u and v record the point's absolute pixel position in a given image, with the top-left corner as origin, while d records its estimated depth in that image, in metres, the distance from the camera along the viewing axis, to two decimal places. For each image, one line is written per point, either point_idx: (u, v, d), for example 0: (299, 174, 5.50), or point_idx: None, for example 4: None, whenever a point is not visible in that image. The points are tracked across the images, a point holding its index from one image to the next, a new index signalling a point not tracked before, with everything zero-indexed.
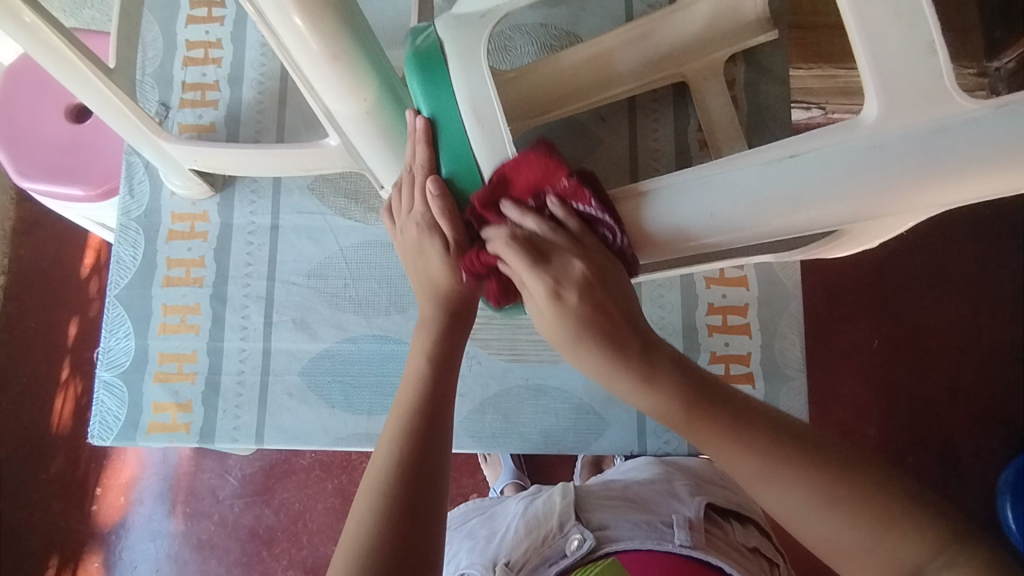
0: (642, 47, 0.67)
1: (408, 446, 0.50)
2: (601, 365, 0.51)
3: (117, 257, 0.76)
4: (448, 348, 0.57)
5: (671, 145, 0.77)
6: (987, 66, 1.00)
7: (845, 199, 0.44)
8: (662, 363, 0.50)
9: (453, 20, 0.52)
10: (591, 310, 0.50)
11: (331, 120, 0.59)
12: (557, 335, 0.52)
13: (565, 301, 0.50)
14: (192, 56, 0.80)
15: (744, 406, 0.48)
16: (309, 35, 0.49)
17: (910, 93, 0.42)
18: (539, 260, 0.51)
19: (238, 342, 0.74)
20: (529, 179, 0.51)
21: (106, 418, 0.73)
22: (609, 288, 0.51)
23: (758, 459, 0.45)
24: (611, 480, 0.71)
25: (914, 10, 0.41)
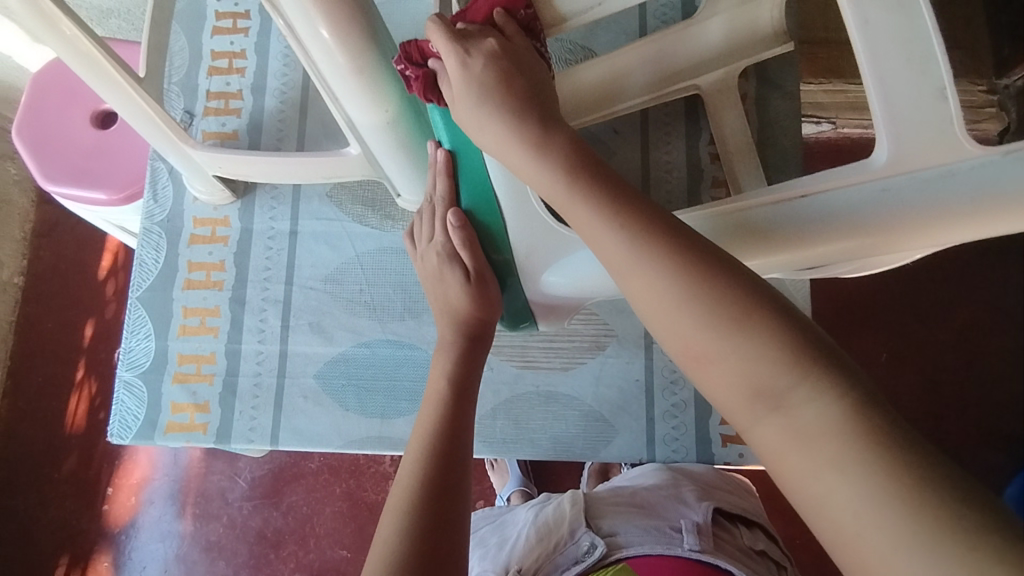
0: (656, 65, 0.69)
1: (433, 454, 0.52)
2: (497, 135, 0.48)
3: (140, 260, 0.78)
4: (466, 364, 0.59)
5: (683, 158, 0.79)
6: (997, 83, 1.01)
7: (854, 238, 0.45)
8: (556, 155, 0.46)
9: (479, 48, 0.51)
10: (497, 81, 0.48)
11: (354, 130, 0.61)
12: (460, 103, 0.49)
13: (473, 65, 0.47)
14: (217, 66, 0.82)
15: (636, 199, 0.44)
16: (336, 47, 0.51)
17: (918, 137, 0.43)
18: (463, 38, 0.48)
19: (255, 344, 0.76)
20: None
21: (126, 417, 0.74)
22: (525, 80, 0.49)
23: (631, 242, 0.41)
24: (618, 487, 0.71)
25: (926, 54, 0.43)
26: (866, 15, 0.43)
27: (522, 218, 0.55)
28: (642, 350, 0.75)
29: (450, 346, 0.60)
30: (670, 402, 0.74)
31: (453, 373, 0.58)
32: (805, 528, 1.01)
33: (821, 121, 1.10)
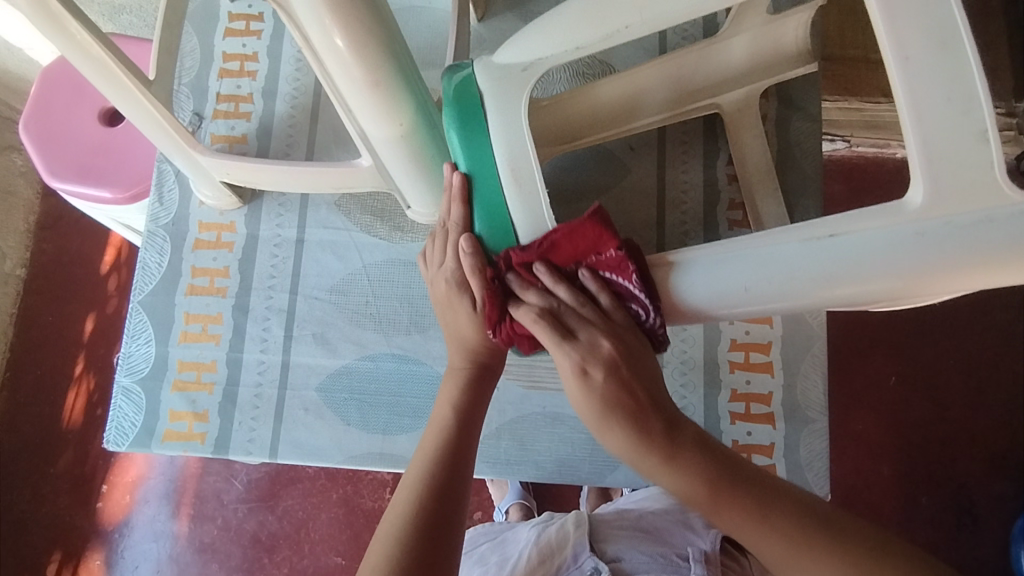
0: (675, 82, 0.67)
1: (431, 484, 0.51)
2: (624, 441, 0.50)
3: (143, 263, 0.76)
4: (473, 392, 0.57)
5: (700, 178, 0.77)
6: (1015, 107, 0.97)
7: (875, 283, 0.45)
8: (683, 448, 0.49)
9: (494, 69, 0.53)
10: (618, 390, 0.51)
11: (366, 142, 0.59)
12: (583, 412, 0.52)
13: (590, 385, 0.51)
14: (228, 68, 0.81)
15: (759, 486, 0.49)
16: (351, 59, 0.49)
17: (956, 181, 0.42)
18: (569, 333, 0.52)
19: (257, 354, 0.74)
20: (579, 246, 0.52)
21: (123, 424, 0.73)
22: (634, 366, 0.52)
23: (785, 546, 0.46)
24: (625, 509, 0.70)
25: (969, 97, 0.41)
26: (905, 50, 0.42)
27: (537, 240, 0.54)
28: None
29: (459, 378, 0.58)
30: None
31: (459, 399, 0.57)
32: None
33: (835, 139, 1.10)
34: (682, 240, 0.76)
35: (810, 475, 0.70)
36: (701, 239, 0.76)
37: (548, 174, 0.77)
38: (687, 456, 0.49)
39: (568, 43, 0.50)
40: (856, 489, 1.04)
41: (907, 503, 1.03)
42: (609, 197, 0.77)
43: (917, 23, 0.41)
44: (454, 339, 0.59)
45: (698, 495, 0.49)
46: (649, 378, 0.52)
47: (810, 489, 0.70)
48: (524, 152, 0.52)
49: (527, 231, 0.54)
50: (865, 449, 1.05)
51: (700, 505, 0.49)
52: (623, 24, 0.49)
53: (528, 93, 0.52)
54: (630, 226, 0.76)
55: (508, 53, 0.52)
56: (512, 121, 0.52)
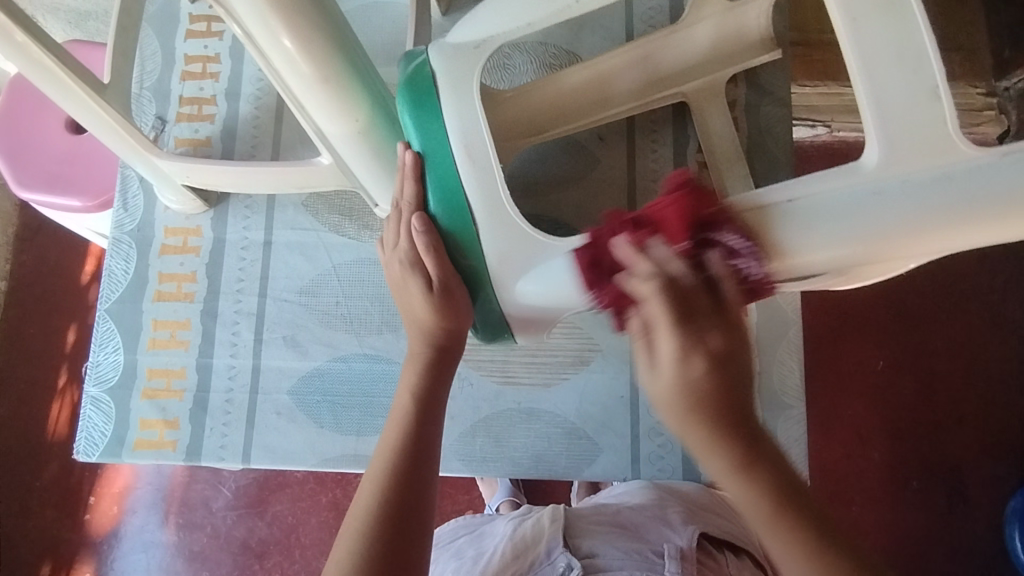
0: (642, 69, 0.66)
1: (395, 469, 0.50)
2: (698, 431, 0.43)
3: (109, 270, 0.75)
4: (433, 380, 0.56)
5: (670, 166, 0.76)
6: (995, 86, 0.99)
7: (835, 249, 0.43)
8: (728, 443, 0.43)
9: (448, 48, 0.53)
10: (718, 383, 0.43)
11: (323, 140, 0.58)
12: (668, 406, 0.44)
13: (662, 377, 0.44)
14: (190, 70, 0.79)
15: (794, 486, 0.44)
16: (299, 56, 0.49)
17: (913, 139, 0.42)
18: (682, 314, 0.44)
19: (227, 358, 0.73)
20: (684, 221, 0.45)
21: (93, 434, 0.72)
22: (736, 365, 0.44)
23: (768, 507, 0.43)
24: (603, 504, 0.68)
25: (918, 58, 0.42)
26: (854, 16, 0.43)
27: (495, 222, 0.51)
28: (627, 365, 0.72)
29: (417, 363, 0.57)
30: (656, 419, 0.71)
31: (419, 386, 0.56)
32: None
33: (816, 125, 1.08)
34: None
35: (788, 462, 0.69)
36: None
37: (518, 167, 0.76)
38: (733, 444, 0.43)
39: (522, 18, 0.51)
40: (845, 474, 1.04)
41: (897, 487, 1.03)
42: (579, 188, 0.76)
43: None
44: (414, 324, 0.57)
45: (719, 471, 0.44)
46: (739, 383, 0.44)
47: (789, 475, 0.69)
48: (479, 132, 0.51)
49: (488, 224, 0.52)
50: (854, 434, 1.05)
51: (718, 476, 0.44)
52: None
53: (480, 68, 0.51)
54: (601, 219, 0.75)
55: (461, 34, 0.53)
56: (464, 100, 0.51)
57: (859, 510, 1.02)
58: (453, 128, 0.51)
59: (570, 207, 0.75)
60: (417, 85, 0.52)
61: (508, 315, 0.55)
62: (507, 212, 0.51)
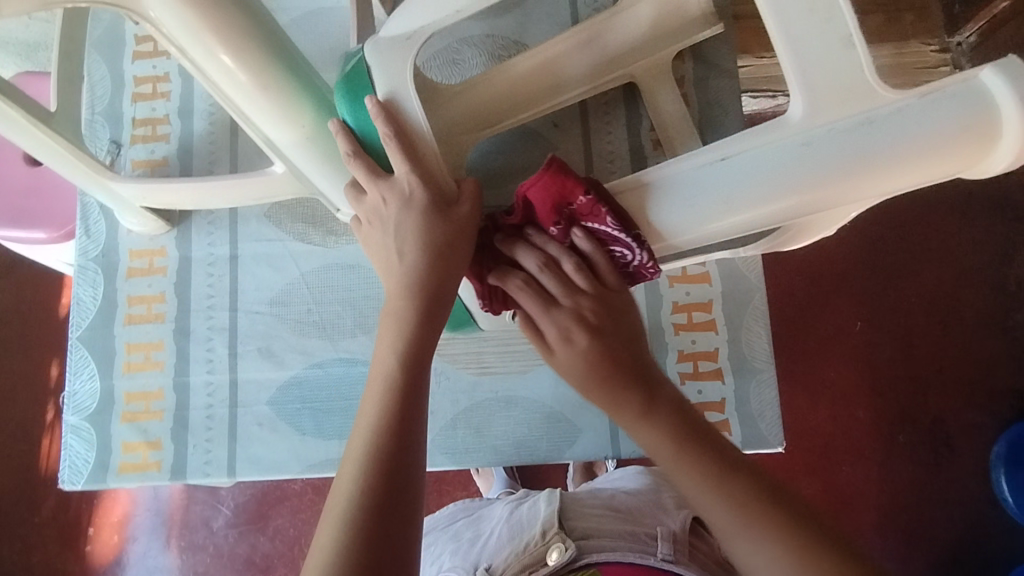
0: (590, 51, 0.67)
1: (383, 435, 0.48)
2: (605, 394, 0.54)
3: (78, 298, 0.75)
4: (421, 335, 0.54)
5: (625, 146, 0.77)
6: (948, 42, 1.01)
7: (772, 203, 0.46)
8: (629, 393, 0.53)
9: (377, 43, 0.53)
10: (599, 351, 0.54)
11: (275, 150, 0.58)
12: (564, 372, 0.56)
13: (557, 355, 0.56)
14: (140, 92, 0.79)
15: (694, 432, 0.52)
16: (236, 67, 0.49)
17: (834, 90, 0.43)
18: (549, 301, 0.54)
19: (204, 375, 0.73)
20: (541, 196, 0.50)
21: (76, 462, 0.73)
22: (607, 333, 0.55)
23: (670, 441, 0.51)
24: (598, 489, 0.70)
25: (830, 8, 0.42)
26: None
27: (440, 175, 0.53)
28: None
29: (400, 323, 0.54)
30: None
31: (406, 349, 0.53)
32: None
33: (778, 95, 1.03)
34: None
35: (763, 425, 0.71)
36: None
37: (475, 160, 0.76)
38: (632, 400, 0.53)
39: (450, 5, 0.51)
40: (832, 434, 1.05)
41: (885, 443, 1.05)
42: (539, 175, 0.76)
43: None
44: (404, 270, 0.54)
45: (626, 421, 0.54)
46: (619, 351, 0.55)
47: (765, 437, 0.71)
48: (402, 82, 0.52)
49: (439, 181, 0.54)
50: (839, 395, 1.06)
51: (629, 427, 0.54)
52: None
53: (412, 59, 0.52)
54: None
55: (393, 25, 0.53)
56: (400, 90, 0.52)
57: (851, 469, 1.04)
58: (377, 81, 0.53)
59: None
60: (354, 74, 0.55)
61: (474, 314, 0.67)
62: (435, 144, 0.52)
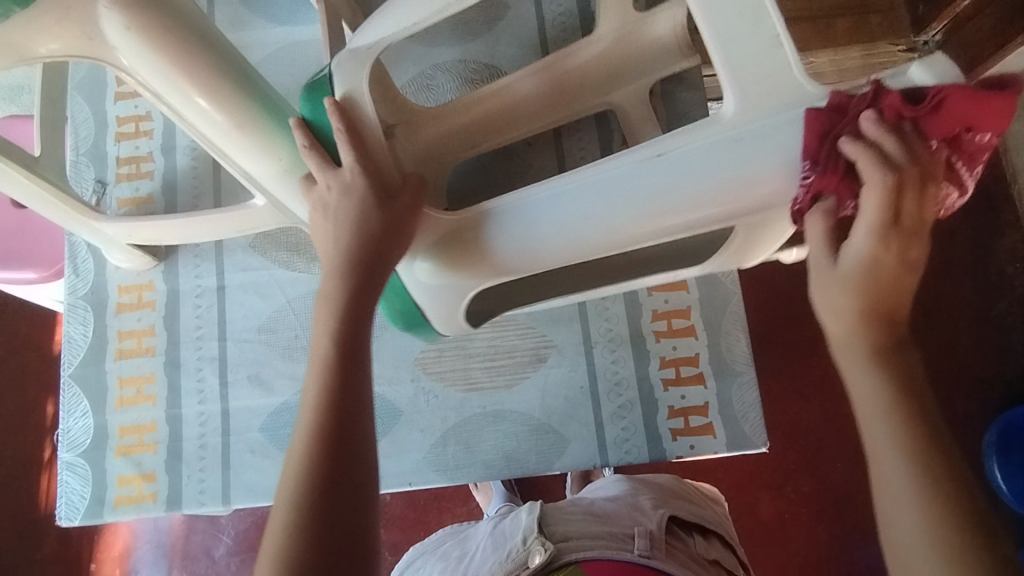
0: (546, 68, 0.67)
1: (326, 409, 0.46)
2: (850, 307, 0.41)
3: (69, 336, 0.77)
4: (351, 315, 0.51)
5: (598, 160, 0.77)
6: (915, 41, 0.95)
7: (702, 199, 0.47)
8: (877, 321, 0.41)
9: (345, 55, 0.55)
10: (897, 266, 0.41)
11: (254, 183, 0.60)
12: (831, 281, 0.42)
13: (845, 265, 0.42)
14: (123, 131, 0.81)
15: (922, 385, 0.40)
16: (212, 108, 0.51)
17: (763, 91, 0.44)
18: (896, 217, 0.41)
19: (196, 406, 0.75)
20: (961, 115, 0.41)
21: (73, 498, 0.74)
22: (905, 244, 0.41)
23: (884, 372, 0.40)
24: (579, 498, 0.70)
25: (757, 7, 0.42)
26: None
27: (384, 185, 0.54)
28: (583, 356, 0.75)
29: (336, 298, 0.51)
30: (617, 404, 0.74)
31: (342, 324, 0.50)
32: (790, 502, 0.97)
33: None
34: None
35: (746, 425, 0.72)
36: None
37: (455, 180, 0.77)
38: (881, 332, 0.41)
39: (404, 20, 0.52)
40: None
41: None
42: None
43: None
44: (343, 250, 0.53)
45: (848, 348, 0.42)
46: (904, 289, 0.42)
47: (749, 438, 0.72)
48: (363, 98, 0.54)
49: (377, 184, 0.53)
50: None
51: (843, 353, 0.42)
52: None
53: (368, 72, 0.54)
54: None
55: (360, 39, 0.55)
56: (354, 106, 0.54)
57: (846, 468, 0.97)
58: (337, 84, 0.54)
59: None
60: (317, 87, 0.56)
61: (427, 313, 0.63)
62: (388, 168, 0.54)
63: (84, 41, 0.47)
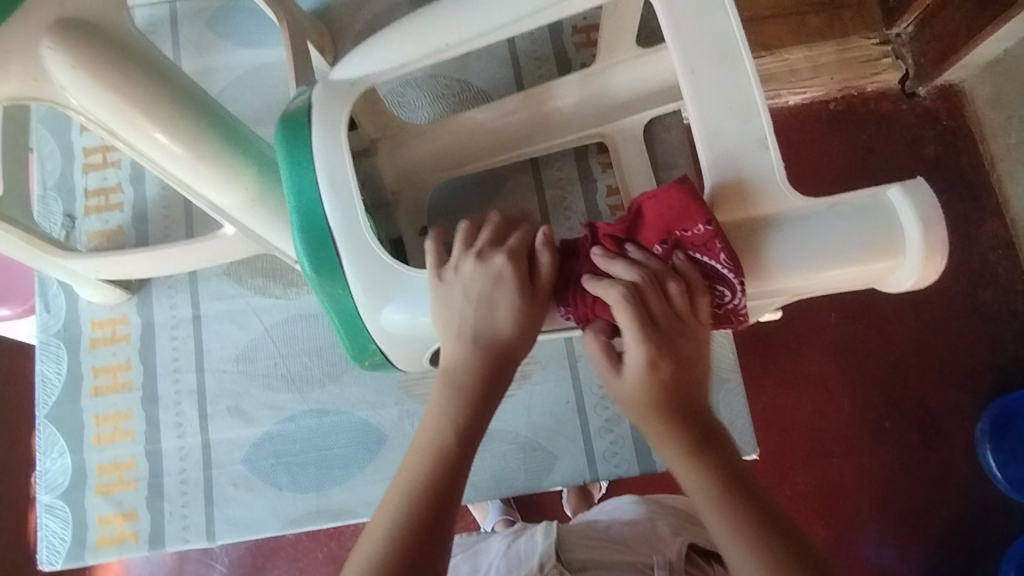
0: (526, 112, 0.68)
1: (421, 496, 0.44)
2: (659, 417, 0.45)
3: (42, 376, 0.75)
4: (475, 406, 0.48)
5: (574, 171, 0.77)
6: (887, 34, 0.92)
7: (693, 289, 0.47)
8: (680, 427, 0.45)
9: (325, 87, 0.55)
10: (658, 363, 0.45)
11: (223, 215, 0.58)
12: (633, 400, 0.46)
13: (627, 379, 0.46)
14: (90, 162, 0.80)
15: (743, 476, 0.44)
16: (173, 143, 0.51)
17: (741, 178, 0.46)
18: (649, 322, 0.45)
19: (175, 440, 0.73)
20: (660, 214, 0.46)
21: (52, 541, 0.72)
22: (668, 344, 0.45)
23: (707, 476, 0.43)
24: (594, 521, 0.64)
25: (749, 109, 0.47)
26: (692, 66, 0.47)
27: (359, 253, 0.52)
28: (568, 370, 0.74)
29: (459, 382, 0.48)
30: (604, 418, 0.73)
31: (461, 413, 0.47)
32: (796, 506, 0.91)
33: None
34: (571, 235, 0.75)
35: (736, 433, 0.72)
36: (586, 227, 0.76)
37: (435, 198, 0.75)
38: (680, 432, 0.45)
39: (392, 60, 0.53)
40: None
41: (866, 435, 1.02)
42: (492, 210, 0.76)
43: (701, 41, 0.48)
44: (475, 331, 0.49)
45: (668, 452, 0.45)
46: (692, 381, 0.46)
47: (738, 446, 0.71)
48: (343, 167, 0.52)
49: (351, 248, 0.52)
50: None
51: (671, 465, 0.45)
52: (444, 42, 0.52)
53: (350, 106, 0.54)
54: None
55: (344, 70, 0.55)
56: (333, 150, 0.52)
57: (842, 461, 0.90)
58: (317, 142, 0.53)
59: None
60: (294, 122, 0.54)
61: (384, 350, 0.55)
62: (364, 234, 0.52)
63: (32, 83, 0.48)
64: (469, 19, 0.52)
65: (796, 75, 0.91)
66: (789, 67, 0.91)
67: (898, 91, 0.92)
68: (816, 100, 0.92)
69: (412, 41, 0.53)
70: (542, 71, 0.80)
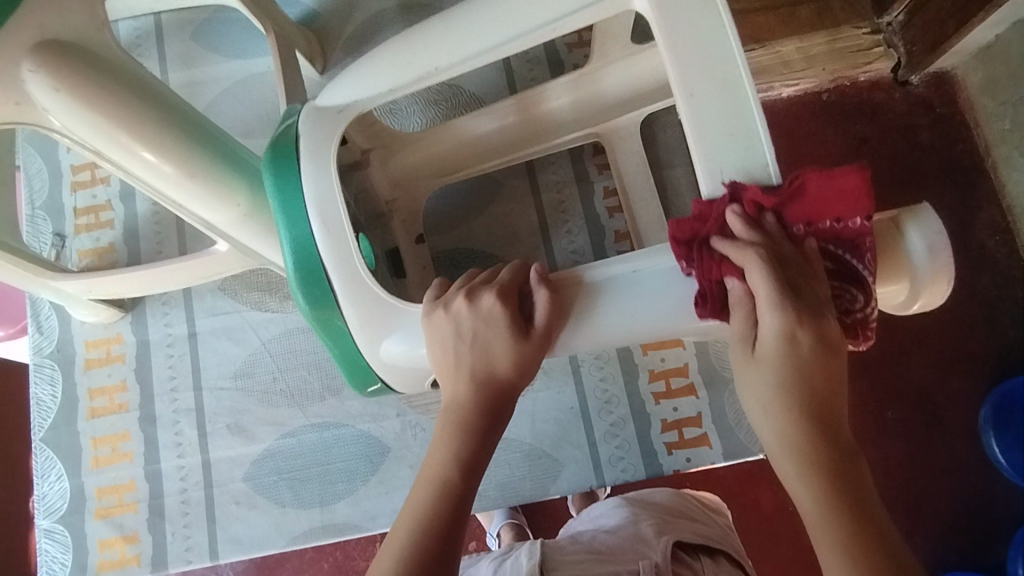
0: (517, 117, 0.67)
1: (430, 531, 0.43)
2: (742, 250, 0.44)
3: (37, 399, 0.74)
4: (478, 438, 0.47)
5: (570, 173, 0.75)
6: (878, 23, 0.88)
7: (685, 321, 0.47)
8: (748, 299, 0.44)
9: (313, 112, 0.54)
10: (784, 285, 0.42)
11: (215, 233, 0.57)
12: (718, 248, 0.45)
13: (762, 355, 0.43)
14: (79, 180, 0.78)
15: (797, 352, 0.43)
16: (160, 162, 0.49)
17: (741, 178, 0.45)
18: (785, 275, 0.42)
19: (175, 460, 0.72)
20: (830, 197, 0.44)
21: (52, 567, 0.71)
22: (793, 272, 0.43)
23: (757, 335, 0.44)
24: (578, 534, 0.61)
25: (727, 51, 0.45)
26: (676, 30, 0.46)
27: (351, 282, 0.51)
28: (571, 375, 0.73)
29: (458, 414, 0.48)
30: (608, 422, 0.72)
31: (462, 446, 0.47)
32: None
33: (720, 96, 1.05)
34: (569, 239, 0.74)
35: (741, 433, 0.71)
36: (585, 233, 0.75)
37: (434, 204, 0.75)
38: (805, 429, 0.41)
39: (380, 86, 0.52)
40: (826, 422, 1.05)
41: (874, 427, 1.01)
42: (489, 215, 0.75)
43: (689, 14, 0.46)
44: (472, 366, 0.48)
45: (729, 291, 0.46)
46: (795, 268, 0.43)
47: (744, 447, 0.71)
48: (332, 190, 0.51)
49: (340, 276, 0.51)
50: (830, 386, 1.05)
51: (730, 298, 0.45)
52: (433, 65, 0.51)
53: (341, 131, 0.52)
54: (516, 241, 0.74)
55: (330, 96, 0.54)
56: (323, 170, 0.51)
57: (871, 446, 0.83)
58: (306, 165, 0.52)
59: (484, 238, 0.74)
60: (284, 146, 0.53)
61: (387, 381, 0.55)
62: (358, 266, 0.51)
63: (12, 107, 0.47)
64: (462, 38, 0.51)
65: (789, 68, 0.88)
66: (781, 59, 0.88)
67: (890, 80, 0.89)
68: (808, 91, 0.89)
69: (400, 66, 0.52)
70: (534, 73, 0.79)
